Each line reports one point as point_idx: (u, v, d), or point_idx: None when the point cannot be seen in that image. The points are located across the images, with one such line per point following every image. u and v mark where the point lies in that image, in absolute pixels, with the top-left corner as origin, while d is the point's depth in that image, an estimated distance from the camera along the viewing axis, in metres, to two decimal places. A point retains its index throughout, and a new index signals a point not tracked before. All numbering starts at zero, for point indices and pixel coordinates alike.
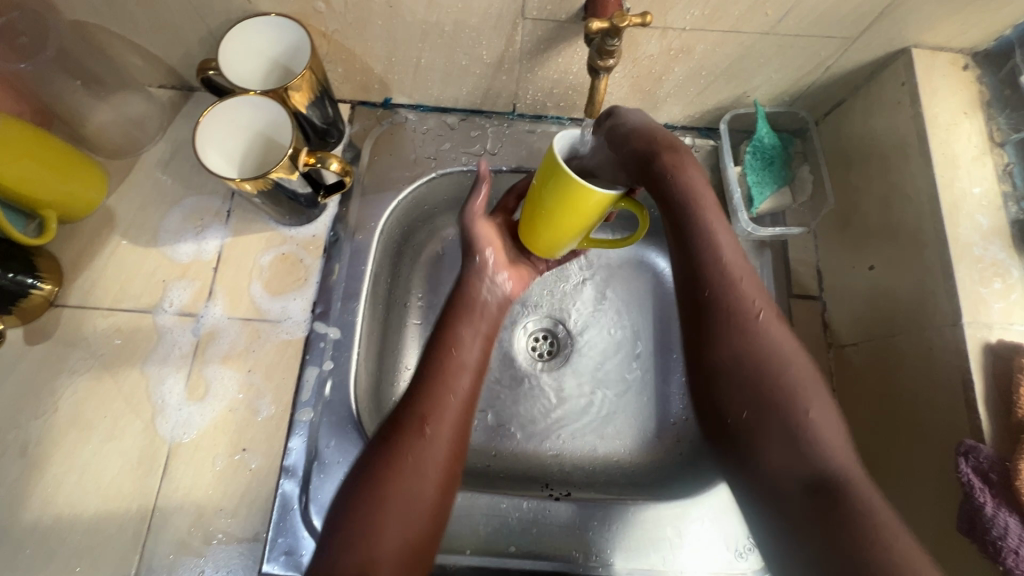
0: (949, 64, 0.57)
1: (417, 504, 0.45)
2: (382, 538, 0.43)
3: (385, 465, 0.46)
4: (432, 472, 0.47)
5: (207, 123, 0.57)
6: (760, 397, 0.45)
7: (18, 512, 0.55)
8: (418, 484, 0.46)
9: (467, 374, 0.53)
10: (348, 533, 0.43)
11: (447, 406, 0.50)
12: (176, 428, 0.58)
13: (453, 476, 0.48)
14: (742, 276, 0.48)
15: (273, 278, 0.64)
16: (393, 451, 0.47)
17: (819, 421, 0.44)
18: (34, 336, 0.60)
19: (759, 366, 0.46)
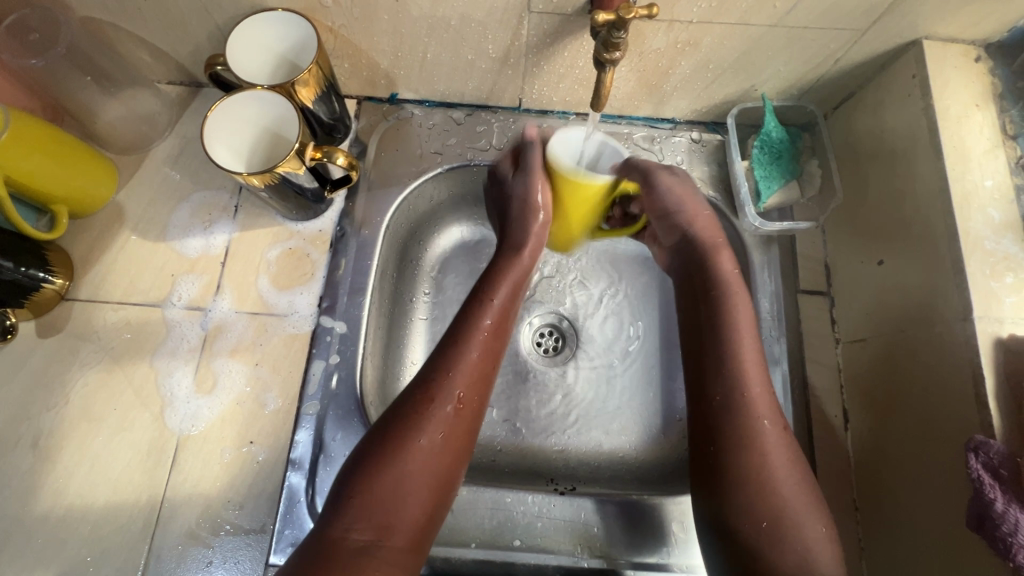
0: (961, 56, 0.56)
1: (432, 474, 0.48)
2: (396, 503, 0.46)
3: (404, 432, 0.48)
4: (448, 443, 0.49)
5: (214, 117, 0.57)
6: (738, 432, 0.50)
7: (30, 502, 0.55)
8: (434, 454, 0.48)
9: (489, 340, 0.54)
10: (365, 496, 0.46)
11: (468, 376, 0.52)
12: (185, 420, 0.59)
13: (467, 447, 0.51)
14: (741, 304, 0.56)
15: (280, 272, 0.65)
16: (413, 418, 0.49)
17: (780, 463, 0.49)
18: (46, 329, 0.61)
19: (746, 404, 0.50)
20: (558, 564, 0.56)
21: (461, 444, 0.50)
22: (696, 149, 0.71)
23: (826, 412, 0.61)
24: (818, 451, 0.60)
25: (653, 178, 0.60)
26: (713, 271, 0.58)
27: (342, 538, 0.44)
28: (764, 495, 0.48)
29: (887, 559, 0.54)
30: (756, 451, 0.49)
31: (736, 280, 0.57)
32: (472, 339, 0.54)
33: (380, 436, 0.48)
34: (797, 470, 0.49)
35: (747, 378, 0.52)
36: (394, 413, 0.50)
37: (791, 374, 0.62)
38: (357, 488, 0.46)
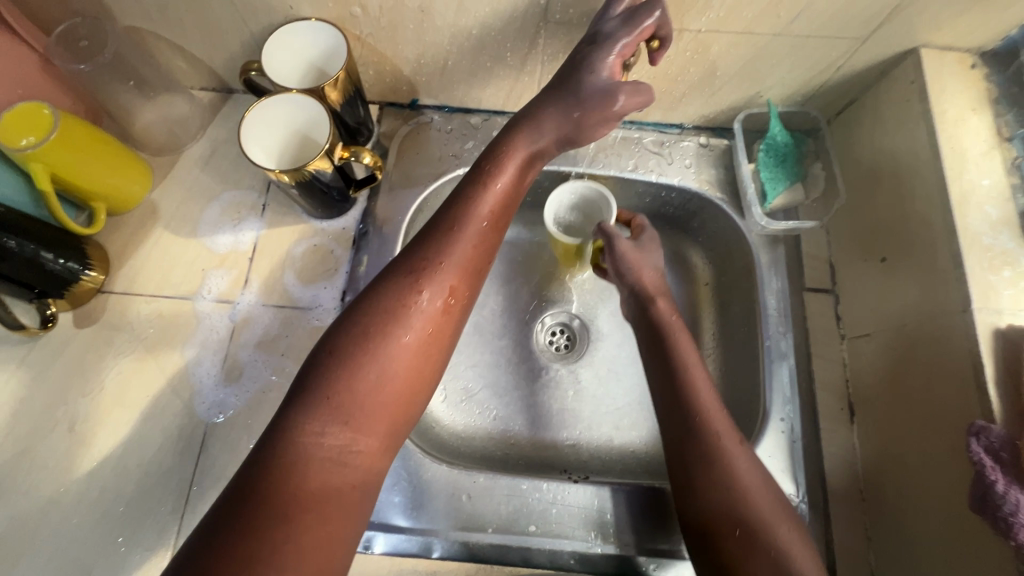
0: (958, 63, 0.58)
1: (411, 370, 0.45)
2: (369, 402, 0.42)
3: (382, 327, 0.44)
4: (429, 343, 0.46)
5: (250, 120, 0.60)
6: (700, 454, 0.52)
7: (66, 483, 0.58)
8: (413, 352, 0.45)
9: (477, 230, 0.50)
10: (339, 388, 0.42)
11: (457, 273, 0.48)
12: (213, 406, 0.61)
13: (447, 346, 0.48)
14: (681, 334, 0.59)
15: (305, 268, 0.67)
16: (394, 312, 0.45)
17: (744, 476, 0.50)
18: (83, 320, 0.64)
19: (704, 427, 0.53)
20: (572, 548, 0.58)
21: (440, 342, 0.47)
22: (703, 154, 0.73)
23: (832, 405, 0.63)
24: (824, 442, 0.62)
25: (613, 241, 0.64)
26: (654, 315, 0.61)
27: (312, 441, 0.40)
28: (733, 505, 0.49)
29: (893, 546, 0.55)
30: (721, 464, 0.51)
31: (675, 322, 0.61)
32: (463, 228, 0.50)
33: (358, 332, 0.44)
34: (764, 480, 0.51)
35: (702, 402, 0.54)
36: (368, 309, 0.45)
37: (797, 369, 0.65)
38: (326, 386, 0.42)
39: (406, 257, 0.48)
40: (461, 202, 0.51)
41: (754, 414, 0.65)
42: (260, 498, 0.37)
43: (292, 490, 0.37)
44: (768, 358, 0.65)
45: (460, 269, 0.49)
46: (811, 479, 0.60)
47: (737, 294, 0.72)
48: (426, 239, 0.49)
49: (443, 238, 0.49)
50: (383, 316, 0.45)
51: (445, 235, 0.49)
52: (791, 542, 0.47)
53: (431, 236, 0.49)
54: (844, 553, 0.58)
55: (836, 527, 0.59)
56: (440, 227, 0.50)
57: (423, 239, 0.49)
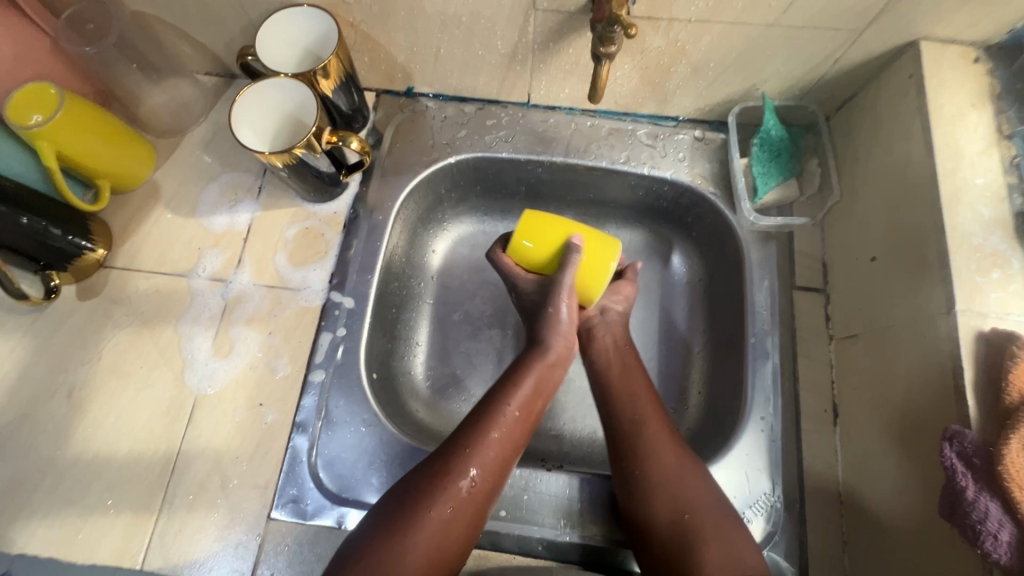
0: (959, 57, 0.56)
1: (436, 561, 0.47)
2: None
3: (410, 524, 0.47)
4: (459, 521, 0.49)
5: (243, 102, 0.61)
6: (648, 474, 0.54)
7: (62, 447, 0.61)
8: (444, 541, 0.47)
9: (487, 487, 0.50)
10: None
11: (491, 459, 0.51)
12: (202, 380, 0.63)
13: (476, 521, 0.50)
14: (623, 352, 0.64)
15: (296, 250, 0.69)
16: (425, 502, 0.48)
17: (685, 478, 0.53)
18: (85, 293, 0.67)
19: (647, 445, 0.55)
20: (541, 535, 0.58)
21: (471, 520, 0.49)
22: (698, 147, 0.73)
23: (814, 406, 0.62)
24: (805, 444, 0.61)
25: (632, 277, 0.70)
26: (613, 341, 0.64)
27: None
28: (676, 506, 0.51)
29: (867, 549, 0.54)
30: (665, 480, 0.53)
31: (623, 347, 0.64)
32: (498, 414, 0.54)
33: (390, 531, 0.47)
34: (703, 481, 0.53)
35: (649, 419, 0.57)
36: (407, 495, 0.49)
37: (781, 367, 0.64)
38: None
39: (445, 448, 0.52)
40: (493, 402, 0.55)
41: (734, 412, 0.64)
42: None
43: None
44: (751, 356, 0.64)
45: (497, 455, 0.52)
46: (787, 477, 0.60)
47: (726, 291, 0.71)
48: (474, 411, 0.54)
49: (476, 428, 0.52)
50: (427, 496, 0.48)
51: (479, 421, 0.53)
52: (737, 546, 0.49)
53: (466, 424, 0.53)
54: (817, 554, 0.57)
55: (811, 529, 0.58)
56: (476, 419, 0.53)
57: (459, 429, 0.53)
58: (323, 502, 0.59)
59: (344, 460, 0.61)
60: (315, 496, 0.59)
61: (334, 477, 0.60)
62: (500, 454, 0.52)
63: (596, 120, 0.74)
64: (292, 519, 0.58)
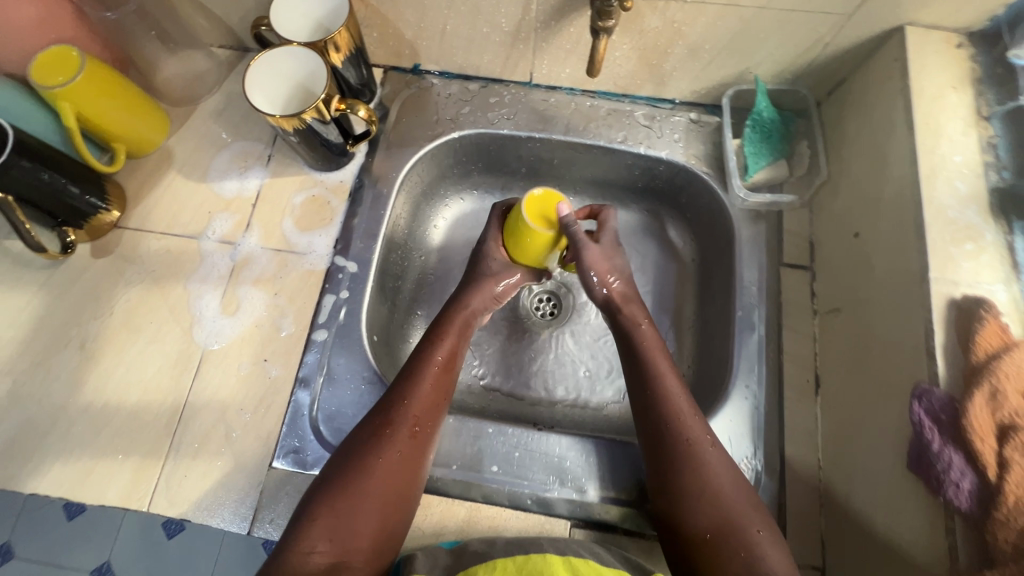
0: (944, 41, 0.59)
1: (389, 502, 0.53)
2: (354, 528, 0.50)
3: (359, 471, 0.52)
4: (403, 469, 0.54)
5: (255, 69, 0.64)
6: (682, 481, 0.53)
7: (75, 394, 0.64)
8: (391, 482, 0.53)
9: (422, 435, 0.57)
10: (325, 520, 0.50)
11: (430, 410, 0.58)
12: (210, 336, 0.66)
13: (419, 465, 0.56)
14: (650, 336, 0.62)
15: (303, 216, 0.72)
16: (370, 454, 0.54)
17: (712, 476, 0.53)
18: (100, 251, 0.70)
19: (686, 450, 0.54)
20: (531, 490, 0.60)
21: (411, 469, 0.55)
22: (693, 129, 0.75)
23: (797, 376, 0.65)
24: (787, 412, 0.63)
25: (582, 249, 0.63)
26: (624, 320, 0.63)
27: (304, 561, 0.47)
28: (706, 510, 0.51)
29: (842, 509, 0.57)
30: (697, 479, 0.53)
31: (646, 329, 0.63)
32: (427, 369, 0.60)
33: (339, 475, 0.52)
34: (732, 478, 0.53)
35: (681, 420, 0.56)
36: (353, 445, 0.54)
37: (766, 339, 0.66)
38: (318, 518, 0.50)
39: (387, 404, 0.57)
40: (421, 357, 0.61)
41: (721, 381, 0.67)
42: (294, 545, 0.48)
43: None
44: (738, 328, 0.67)
45: (428, 405, 0.58)
46: (769, 443, 0.62)
47: (716, 268, 0.74)
48: (407, 368, 0.60)
49: (409, 380, 0.59)
50: (370, 445, 0.54)
51: (412, 376, 0.59)
52: (761, 542, 0.48)
53: (401, 379, 0.59)
54: (794, 514, 0.59)
55: (790, 491, 0.60)
56: (409, 374, 0.59)
57: (395, 384, 0.59)
58: (322, 453, 0.61)
59: (344, 414, 0.63)
60: (315, 448, 0.62)
61: (334, 430, 0.63)
62: (434, 406, 0.58)
63: (596, 101, 0.77)
64: (292, 469, 0.61)
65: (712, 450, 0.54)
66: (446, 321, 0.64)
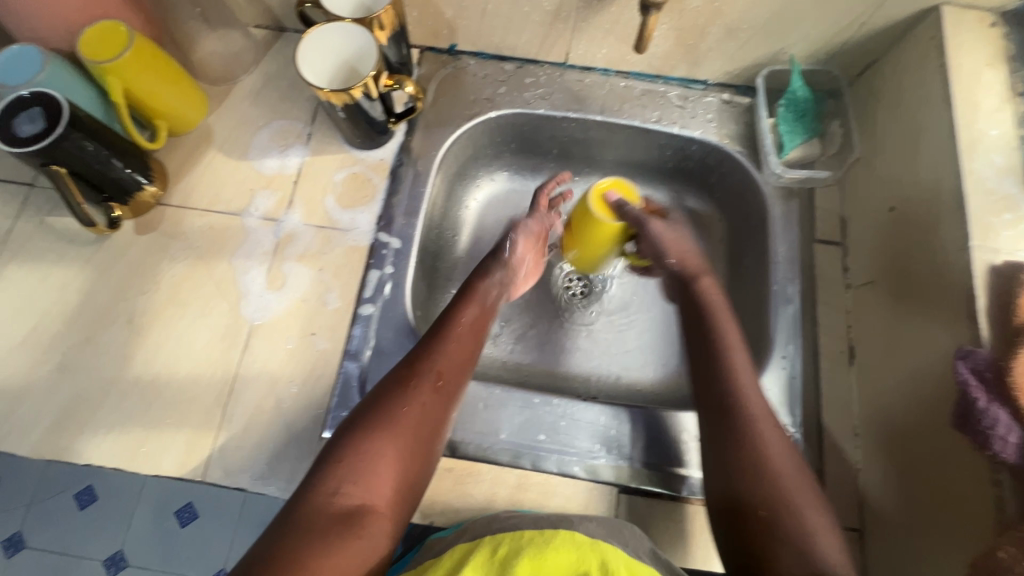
0: (977, 21, 0.61)
1: (411, 451, 0.52)
2: (377, 475, 0.49)
3: (383, 418, 0.52)
4: (427, 420, 0.54)
5: (304, 46, 0.64)
6: (742, 455, 0.52)
7: (125, 368, 0.64)
8: (416, 433, 0.53)
9: (447, 389, 0.56)
10: (350, 464, 0.49)
11: (456, 365, 0.58)
12: (256, 310, 0.67)
13: (444, 421, 0.55)
14: (721, 312, 0.61)
15: (345, 193, 0.73)
16: (396, 402, 0.53)
17: (773, 454, 0.51)
18: (144, 227, 0.70)
19: (749, 426, 0.53)
20: (579, 457, 0.62)
21: (434, 422, 0.54)
22: (726, 109, 0.77)
23: (832, 347, 0.67)
24: (824, 381, 0.65)
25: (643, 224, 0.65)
26: (694, 292, 0.63)
27: (327, 501, 0.47)
28: (760, 485, 0.50)
29: (881, 472, 0.59)
30: (759, 456, 0.51)
31: (720, 308, 0.62)
32: (455, 329, 0.60)
33: (362, 421, 0.52)
34: (794, 461, 0.52)
35: (746, 396, 0.55)
36: (378, 395, 0.54)
37: (802, 312, 0.68)
38: (342, 464, 0.49)
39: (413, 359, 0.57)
40: (449, 318, 0.61)
41: (757, 353, 0.68)
42: (316, 488, 0.48)
43: (320, 536, 0.45)
44: (774, 301, 0.68)
45: (455, 364, 0.58)
46: (807, 412, 0.64)
47: (748, 245, 0.76)
48: (435, 329, 0.61)
49: (437, 337, 0.59)
50: (394, 395, 0.54)
51: (441, 334, 0.59)
52: (817, 525, 0.48)
53: (429, 337, 0.59)
54: (833, 479, 0.62)
55: (829, 456, 0.62)
56: (437, 333, 0.60)
57: (424, 341, 0.59)
58: None
59: None
60: None
61: None
62: (460, 362, 0.58)
63: (630, 82, 0.78)
64: None
65: (778, 431, 0.53)
66: (469, 288, 0.65)
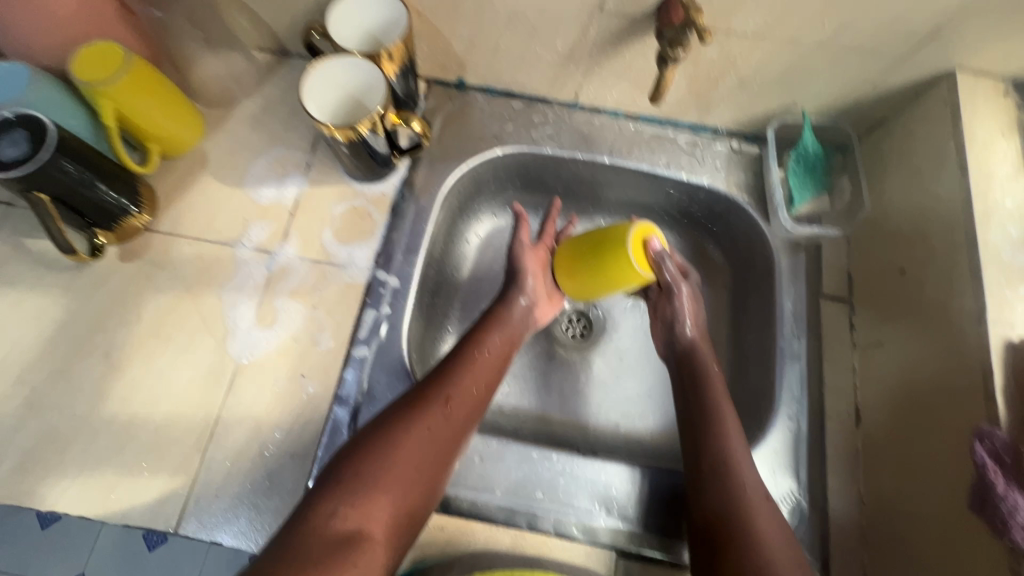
0: (991, 89, 0.61)
1: (416, 477, 0.51)
2: (380, 499, 0.48)
3: (390, 441, 0.51)
4: (437, 446, 0.53)
5: (312, 79, 0.63)
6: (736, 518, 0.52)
7: (99, 406, 0.61)
8: (422, 459, 0.52)
9: (460, 416, 0.56)
10: (351, 486, 0.48)
11: (468, 392, 0.57)
12: (244, 348, 0.64)
13: (455, 450, 0.54)
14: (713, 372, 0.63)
15: (343, 227, 0.70)
16: (406, 424, 0.53)
17: (760, 515, 0.52)
18: (128, 255, 0.67)
19: (742, 491, 0.53)
20: (577, 517, 0.59)
21: (445, 448, 0.54)
22: (734, 157, 0.76)
23: (839, 409, 0.65)
24: (829, 445, 0.63)
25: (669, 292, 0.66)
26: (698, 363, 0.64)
27: (326, 523, 0.46)
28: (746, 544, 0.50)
29: (888, 544, 0.57)
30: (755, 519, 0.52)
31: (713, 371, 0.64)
32: (474, 355, 0.61)
33: (370, 440, 0.51)
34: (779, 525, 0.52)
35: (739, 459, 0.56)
36: (387, 416, 0.54)
37: (808, 370, 0.67)
38: (345, 483, 0.48)
39: (428, 382, 0.57)
40: (469, 344, 0.62)
41: (762, 411, 0.67)
42: (316, 508, 0.47)
43: (316, 559, 0.43)
44: (781, 358, 0.67)
45: (470, 389, 0.58)
46: (813, 477, 0.62)
47: (753, 297, 0.75)
48: (455, 353, 0.61)
49: (455, 362, 0.59)
50: (405, 417, 0.53)
51: (459, 359, 0.60)
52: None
53: (446, 361, 0.60)
54: (838, 549, 0.59)
55: (833, 526, 0.60)
56: (455, 357, 0.60)
57: (440, 366, 0.59)
58: None
59: None
60: None
61: None
62: (472, 391, 0.58)
63: (639, 125, 0.77)
64: None
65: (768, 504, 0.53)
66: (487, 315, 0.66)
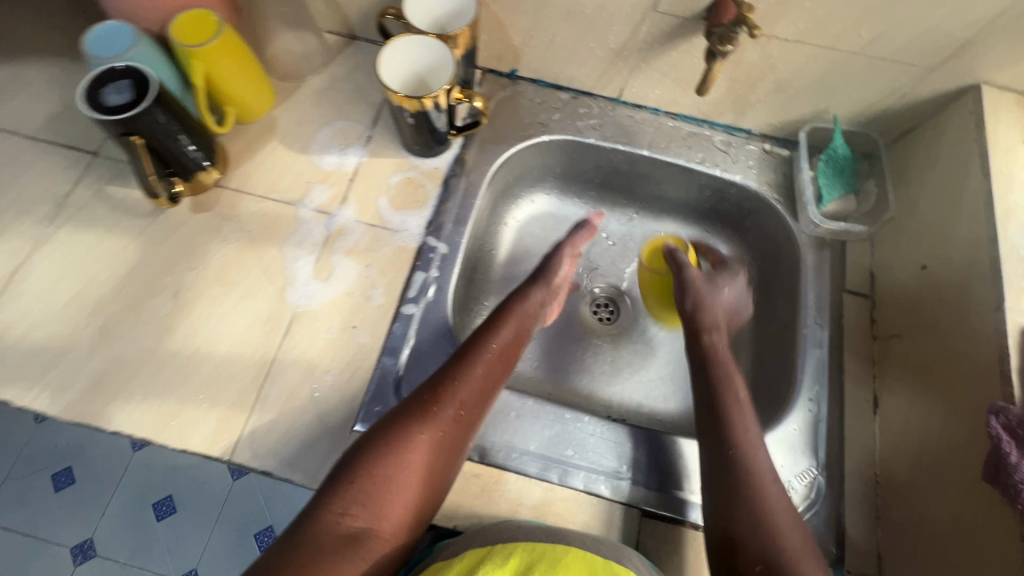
0: (1014, 102, 0.65)
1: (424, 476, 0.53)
2: (389, 499, 0.50)
3: (399, 442, 0.53)
4: (444, 446, 0.54)
5: (387, 55, 0.68)
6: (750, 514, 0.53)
7: (165, 340, 0.65)
8: (430, 460, 0.53)
9: (466, 416, 0.57)
10: (360, 485, 0.50)
11: (476, 393, 0.58)
12: (301, 297, 0.68)
13: (460, 449, 0.56)
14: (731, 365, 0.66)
15: (398, 196, 0.75)
16: (416, 426, 0.54)
17: (775, 506, 0.54)
18: (200, 206, 0.72)
19: (753, 480, 0.55)
20: (605, 476, 0.63)
21: (451, 448, 0.55)
22: (766, 158, 0.81)
23: (857, 395, 0.68)
24: (848, 427, 0.67)
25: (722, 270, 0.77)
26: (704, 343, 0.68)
27: (336, 521, 0.48)
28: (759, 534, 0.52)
29: (901, 521, 0.60)
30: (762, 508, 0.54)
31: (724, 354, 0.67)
32: (481, 355, 0.61)
33: (379, 441, 0.53)
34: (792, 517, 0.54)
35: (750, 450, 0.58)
36: (397, 416, 0.55)
37: (830, 357, 0.70)
38: (354, 484, 0.50)
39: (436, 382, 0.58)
40: (476, 343, 0.62)
41: (784, 393, 0.70)
42: (326, 505, 0.49)
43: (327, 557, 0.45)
44: (804, 344, 0.70)
45: (476, 390, 0.58)
46: (831, 456, 0.65)
47: (777, 289, 0.78)
48: (463, 352, 0.61)
49: (463, 362, 0.60)
50: (413, 419, 0.54)
51: (468, 359, 0.60)
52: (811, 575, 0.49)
53: (454, 360, 0.60)
54: (853, 524, 0.62)
55: (847, 502, 0.63)
56: (462, 357, 0.60)
57: (448, 365, 0.60)
58: None
59: None
60: None
61: None
62: (480, 391, 0.59)
63: (678, 123, 0.82)
64: None
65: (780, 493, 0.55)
66: (496, 317, 0.66)
